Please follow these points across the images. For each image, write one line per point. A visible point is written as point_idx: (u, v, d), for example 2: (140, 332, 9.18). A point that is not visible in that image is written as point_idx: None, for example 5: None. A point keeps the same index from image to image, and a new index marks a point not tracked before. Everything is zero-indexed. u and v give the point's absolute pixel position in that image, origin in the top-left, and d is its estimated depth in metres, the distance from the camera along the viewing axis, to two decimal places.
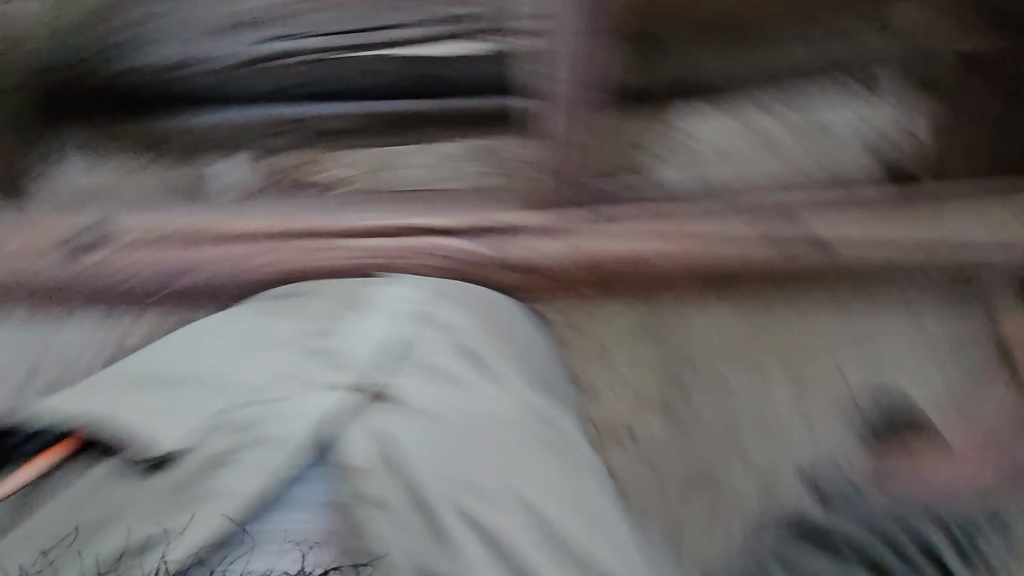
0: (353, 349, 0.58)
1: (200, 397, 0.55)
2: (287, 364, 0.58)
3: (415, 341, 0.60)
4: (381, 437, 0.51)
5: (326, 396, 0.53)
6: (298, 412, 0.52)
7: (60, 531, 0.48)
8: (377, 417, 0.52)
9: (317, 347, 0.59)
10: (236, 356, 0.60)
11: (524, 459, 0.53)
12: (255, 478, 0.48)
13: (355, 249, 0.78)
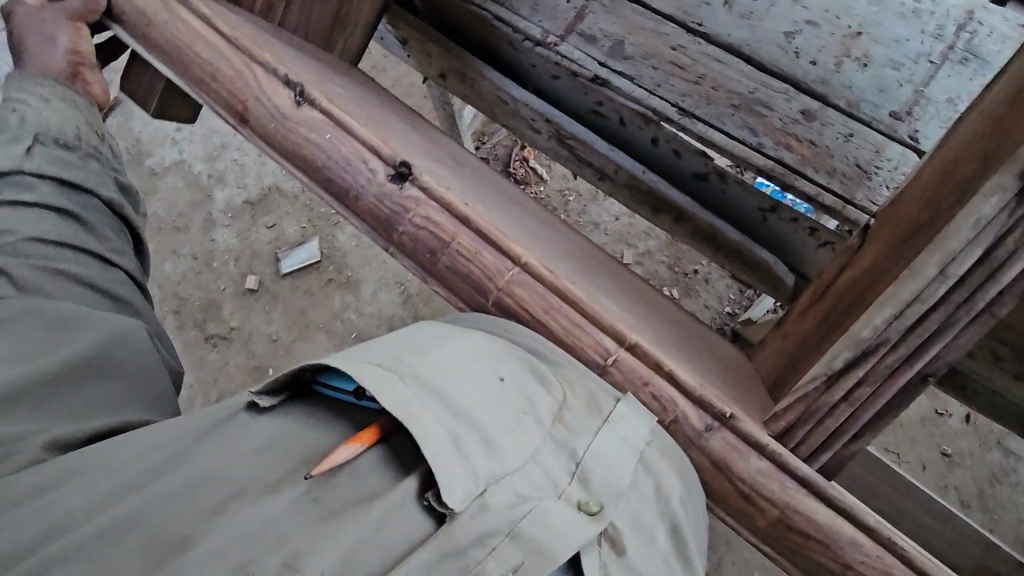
0: (539, 445, 0.40)
1: (474, 353, 0.44)
2: (574, 423, 0.43)
3: (668, 486, 0.43)
4: (658, 525, 0.42)
5: (639, 478, 0.43)
6: (582, 488, 0.40)
7: (253, 465, 0.44)
8: (650, 526, 0.41)
9: (518, 416, 0.41)
10: (475, 381, 0.42)
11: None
12: (553, 538, 0.37)
13: (531, 270, 0.50)
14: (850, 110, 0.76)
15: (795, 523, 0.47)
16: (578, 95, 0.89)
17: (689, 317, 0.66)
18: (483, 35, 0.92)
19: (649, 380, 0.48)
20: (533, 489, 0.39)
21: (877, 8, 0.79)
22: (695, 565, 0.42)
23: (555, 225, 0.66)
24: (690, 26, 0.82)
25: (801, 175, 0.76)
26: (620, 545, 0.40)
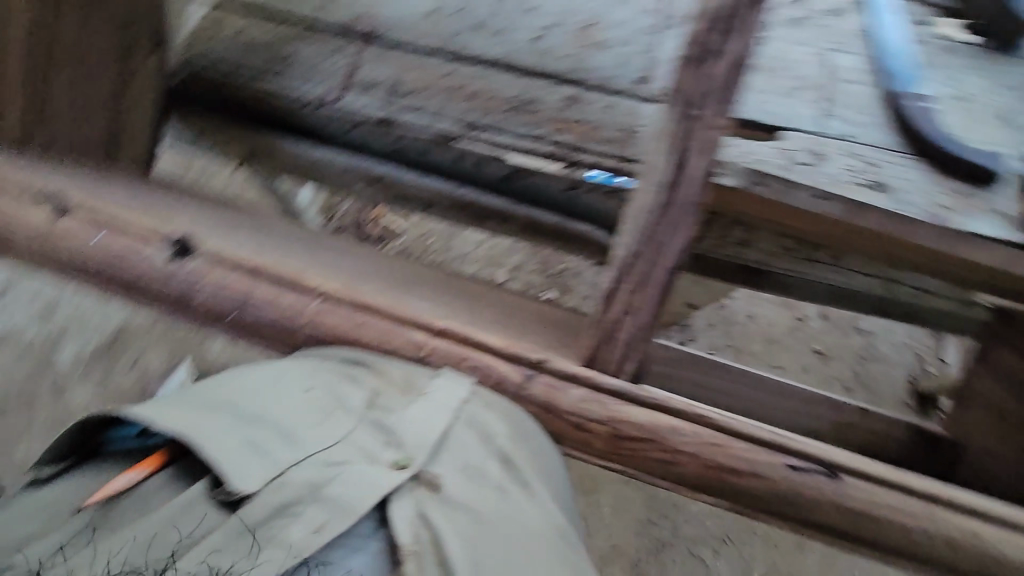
0: (351, 430, 0.41)
1: (279, 376, 0.44)
2: (388, 405, 0.44)
3: (491, 425, 0.45)
4: (484, 461, 0.42)
5: (458, 431, 0.43)
6: (395, 450, 0.40)
7: (34, 525, 0.37)
8: (476, 464, 0.41)
9: (326, 411, 0.42)
10: (279, 390, 0.42)
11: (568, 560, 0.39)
12: (358, 495, 0.36)
13: (330, 293, 0.53)
14: (605, 87, 0.89)
15: (625, 431, 0.49)
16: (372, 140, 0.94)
17: (513, 296, 0.69)
18: (265, 114, 0.96)
19: (466, 352, 0.51)
20: (340, 458, 0.38)
21: (597, 4, 0.93)
22: (531, 487, 0.42)
23: (368, 254, 0.69)
24: (453, 55, 0.92)
25: (583, 150, 0.87)
26: (438, 489, 0.39)
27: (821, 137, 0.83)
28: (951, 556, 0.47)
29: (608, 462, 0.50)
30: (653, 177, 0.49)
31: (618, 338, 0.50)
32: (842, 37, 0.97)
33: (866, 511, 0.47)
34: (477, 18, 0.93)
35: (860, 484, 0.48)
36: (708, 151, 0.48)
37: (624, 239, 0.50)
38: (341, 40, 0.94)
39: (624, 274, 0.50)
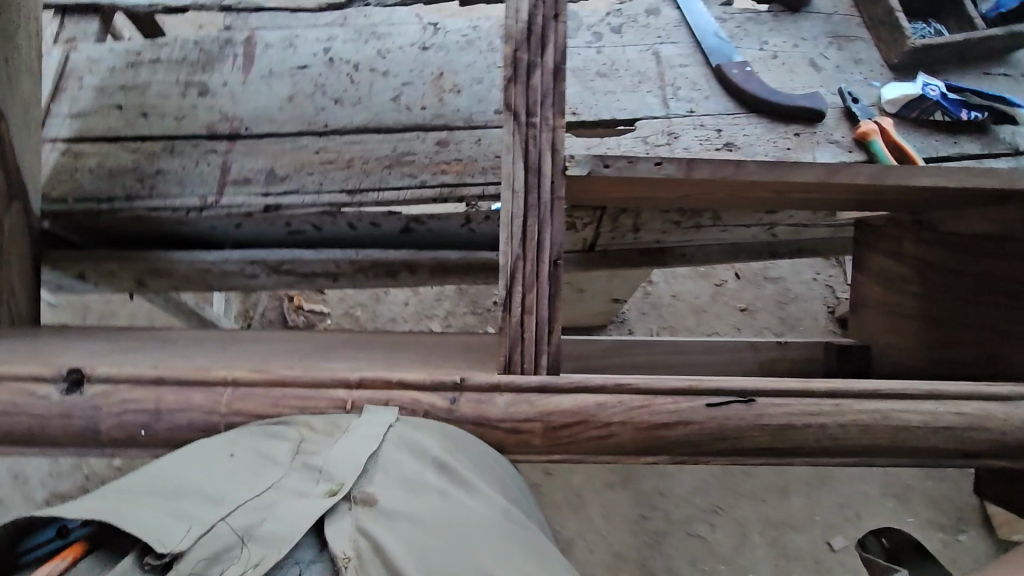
0: (277, 477, 0.41)
1: (198, 448, 0.44)
2: (313, 446, 0.43)
3: (426, 439, 0.44)
4: (422, 469, 0.42)
5: (391, 453, 0.43)
6: (325, 482, 0.40)
7: None
8: (413, 472, 0.42)
9: (249, 467, 0.42)
10: (198, 460, 0.42)
11: (518, 535, 0.41)
12: (291, 528, 0.37)
13: (240, 380, 0.52)
14: (470, 124, 0.96)
15: (557, 421, 0.51)
16: (264, 228, 0.95)
17: (438, 338, 0.70)
18: (147, 229, 0.94)
19: (391, 396, 0.50)
20: (268, 501, 0.39)
21: (443, 52, 1.00)
22: (472, 483, 0.42)
23: (286, 341, 0.69)
24: (321, 130, 0.95)
25: (465, 185, 0.92)
26: (374, 506, 0.39)
27: (670, 119, 0.96)
28: (872, 441, 0.52)
29: (552, 455, 0.52)
30: (513, 184, 0.54)
31: (526, 336, 0.53)
32: (664, 28, 1.03)
33: (788, 424, 0.51)
34: (336, 91, 0.97)
35: (777, 405, 0.51)
36: (553, 149, 0.54)
37: (505, 244, 0.54)
38: (206, 143, 0.95)
39: (514, 277, 0.53)
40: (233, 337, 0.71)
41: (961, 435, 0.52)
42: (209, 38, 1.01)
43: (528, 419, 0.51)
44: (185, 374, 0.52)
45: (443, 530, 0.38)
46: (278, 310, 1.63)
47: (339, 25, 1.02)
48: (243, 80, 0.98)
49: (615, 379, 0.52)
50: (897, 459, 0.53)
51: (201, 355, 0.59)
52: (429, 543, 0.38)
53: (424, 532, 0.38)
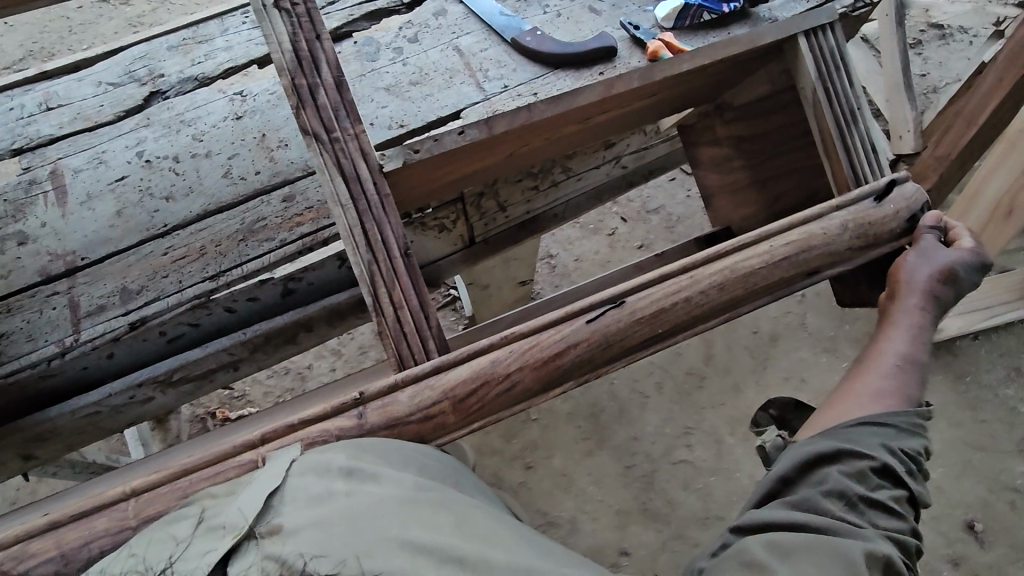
0: (191, 543, 0.48)
1: (101, 566, 0.48)
2: (218, 509, 0.50)
3: (323, 459, 0.51)
4: (329, 482, 0.50)
5: (297, 481, 0.50)
6: (232, 529, 0.47)
7: None
8: (311, 492, 0.49)
9: (171, 542, 0.48)
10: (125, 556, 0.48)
11: (412, 505, 0.49)
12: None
13: (133, 490, 0.54)
14: (308, 170, 0.97)
15: (460, 392, 0.56)
16: (140, 347, 0.91)
17: (337, 383, 0.74)
18: (14, 395, 0.87)
19: (297, 436, 0.55)
20: (186, 569, 0.46)
21: (257, 114, 1.00)
22: (379, 475, 0.50)
23: (199, 442, 0.68)
24: (163, 230, 0.92)
25: (324, 227, 0.94)
26: (281, 530, 0.47)
27: (490, 99, 0.98)
28: (725, 298, 0.61)
29: (470, 424, 0.57)
30: (341, 200, 0.61)
31: (406, 330, 0.60)
32: (456, 25, 1.07)
33: (659, 310, 0.59)
34: (164, 189, 0.94)
35: (644, 298, 0.59)
36: (364, 154, 0.62)
37: (355, 256, 0.60)
38: (45, 288, 0.89)
39: (375, 280, 0.60)
40: (138, 463, 0.68)
41: (795, 260, 0.62)
42: (9, 185, 0.94)
43: (435, 401, 0.56)
44: (99, 506, 0.53)
45: (341, 526, 0.47)
46: (204, 429, 1.54)
47: (143, 125, 0.99)
48: (62, 213, 0.93)
49: (496, 335, 0.59)
50: (751, 299, 0.62)
51: (103, 489, 0.56)
52: (330, 539, 0.46)
53: (327, 531, 0.46)
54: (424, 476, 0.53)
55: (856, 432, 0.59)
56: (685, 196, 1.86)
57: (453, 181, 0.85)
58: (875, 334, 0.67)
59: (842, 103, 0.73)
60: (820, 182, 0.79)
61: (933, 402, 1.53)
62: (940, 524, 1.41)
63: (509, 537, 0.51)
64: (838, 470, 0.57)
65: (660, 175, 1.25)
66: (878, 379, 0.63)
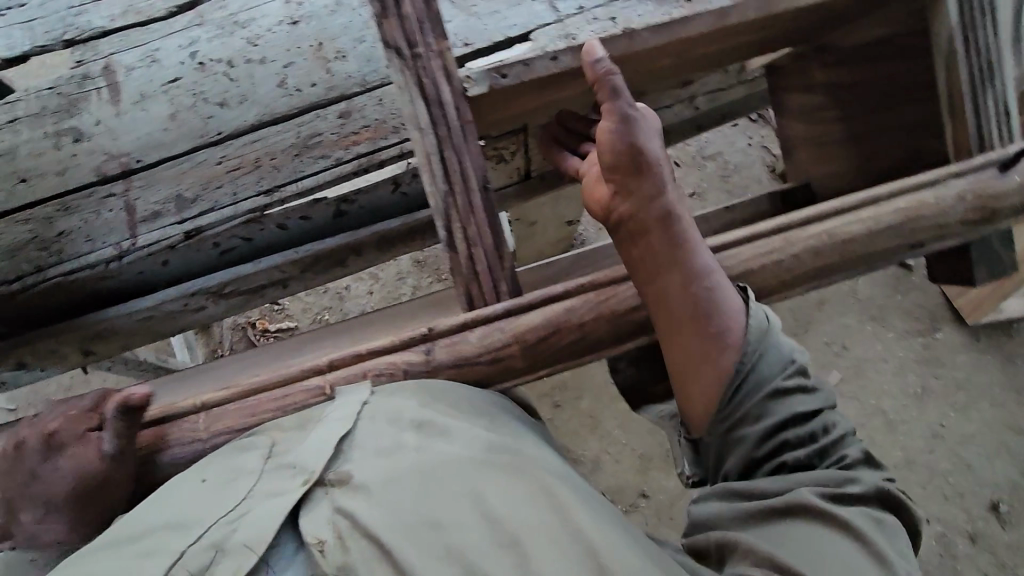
0: (261, 483, 0.50)
1: (173, 484, 0.52)
2: (287, 446, 0.52)
3: (393, 407, 0.53)
4: (399, 434, 0.52)
5: (367, 428, 0.52)
6: (303, 472, 0.50)
7: None
8: (383, 444, 0.51)
9: (240, 477, 0.51)
10: (201, 487, 0.51)
11: (482, 467, 0.50)
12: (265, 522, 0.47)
13: (208, 404, 0.58)
14: (366, 87, 0.92)
15: (533, 338, 0.58)
16: (196, 256, 0.92)
17: (394, 308, 0.73)
18: (80, 292, 0.90)
19: (364, 368, 0.57)
20: (256, 502, 0.49)
21: (316, 21, 0.93)
22: (449, 434, 0.51)
23: (263, 359, 0.69)
24: (216, 139, 0.90)
25: (380, 150, 0.91)
26: (349, 481, 0.49)
27: (563, 21, 0.89)
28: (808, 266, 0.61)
29: (536, 371, 0.59)
30: (420, 122, 0.58)
31: (479, 271, 0.59)
32: None
33: (747, 271, 0.61)
34: (217, 95, 0.90)
35: (733, 258, 0.61)
36: (447, 77, 0.58)
37: (430, 184, 0.58)
38: (101, 188, 0.88)
39: (449, 213, 0.58)
40: (196, 370, 0.72)
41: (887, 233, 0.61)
42: (62, 77, 0.90)
43: (506, 344, 0.58)
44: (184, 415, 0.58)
45: (409, 484, 0.49)
46: (245, 339, 1.59)
47: (197, 24, 0.93)
48: (115, 111, 0.90)
49: (573, 283, 0.60)
50: (837, 271, 0.62)
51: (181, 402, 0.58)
52: (403, 497, 0.48)
53: (395, 489, 0.48)
54: (492, 434, 0.54)
55: (739, 401, 0.59)
56: (747, 145, 1.76)
57: (528, 110, 0.80)
58: (652, 266, 0.58)
59: (980, 57, 0.66)
60: (929, 142, 0.72)
61: (977, 382, 1.49)
62: (962, 502, 1.41)
63: (585, 507, 0.50)
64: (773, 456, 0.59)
65: (732, 120, 1.17)
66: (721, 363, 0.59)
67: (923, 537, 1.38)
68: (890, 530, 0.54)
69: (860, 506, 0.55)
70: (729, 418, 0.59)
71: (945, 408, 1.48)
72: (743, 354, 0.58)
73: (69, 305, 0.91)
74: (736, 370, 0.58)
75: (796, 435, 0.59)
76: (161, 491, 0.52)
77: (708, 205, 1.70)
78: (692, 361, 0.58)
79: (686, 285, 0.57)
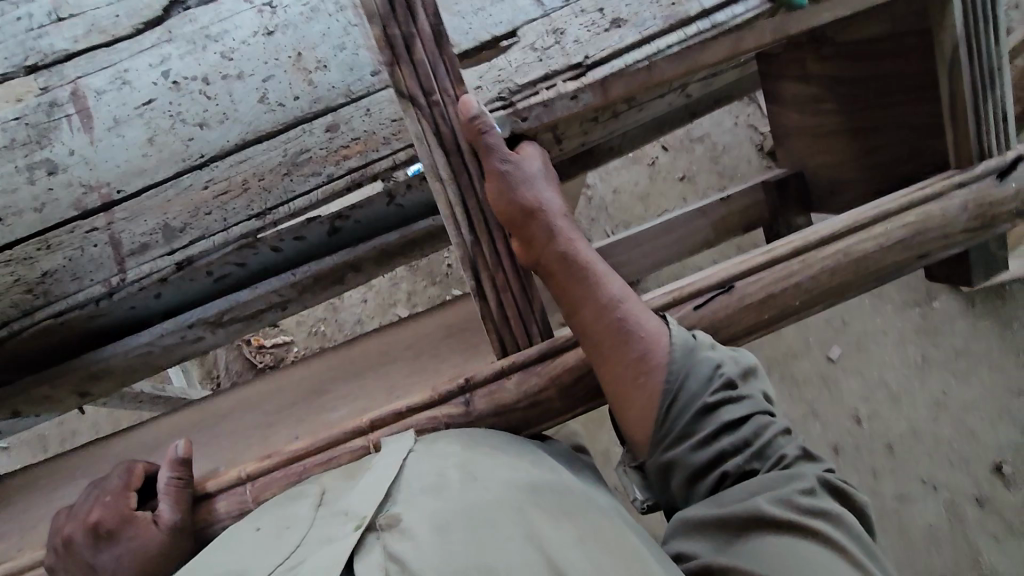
0: (314, 534, 0.49)
1: (227, 539, 0.52)
2: (337, 495, 0.52)
3: (441, 448, 0.54)
4: (447, 474, 0.51)
5: (415, 470, 0.52)
6: (357, 517, 0.48)
7: None
8: (435, 482, 0.50)
9: (295, 528, 0.50)
10: (257, 543, 0.50)
11: (532, 503, 0.50)
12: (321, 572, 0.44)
13: (256, 475, 0.59)
14: (352, 97, 0.88)
15: (568, 378, 0.60)
16: (203, 289, 0.90)
17: (410, 340, 0.73)
18: (79, 332, 0.87)
19: (406, 425, 0.59)
20: (309, 552, 0.47)
21: (292, 31, 0.88)
22: (495, 472, 0.52)
23: (288, 401, 0.70)
24: (199, 162, 0.86)
25: (372, 162, 0.87)
26: (399, 524, 0.47)
27: (550, 16, 0.82)
28: (825, 284, 0.62)
29: (573, 410, 0.61)
30: (441, 173, 0.58)
31: (508, 316, 0.60)
32: None
33: (767, 295, 0.62)
34: (196, 115, 0.86)
35: (754, 282, 0.62)
36: (459, 120, 0.56)
37: (456, 238, 0.59)
38: (83, 223, 0.84)
39: (476, 264, 0.59)
40: (221, 414, 0.72)
41: (898, 245, 0.63)
42: (28, 106, 0.85)
43: (542, 388, 0.60)
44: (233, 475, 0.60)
45: (461, 526, 0.46)
46: (242, 358, 1.56)
47: (166, 40, 0.87)
48: (89, 140, 0.85)
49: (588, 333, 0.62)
50: (852, 281, 0.63)
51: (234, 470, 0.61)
52: (459, 536, 0.45)
53: (448, 531, 0.46)
54: (537, 471, 0.54)
55: (671, 422, 0.57)
56: (734, 126, 1.75)
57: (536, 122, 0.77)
58: (571, 303, 0.60)
59: (981, 62, 0.64)
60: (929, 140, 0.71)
61: (974, 348, 1.50)
62: (968, 467, 1.43)
63: (635, 546, 0.50)
64: (722, 472, 0.56)
65: (724, 105, 1.15)
66: (660, 387, 0.57)
67: (932, 504, 1.41)
68: (851, 528, 0.53)
69: (820, 503, 0.53)
70: (664, 439, 0.58)
71: (945, 374, 1.49)
72: (668, 373, 0.57)
73: (63, 345, 0.88)
74: (664, 389, 0.57)
75: (728, 444, 0.56)
76: (212, 550, 0.52)
77: (700, 190, 1.70)
78: (621, 390, 0.58)
79: (603, 314, 0.59)
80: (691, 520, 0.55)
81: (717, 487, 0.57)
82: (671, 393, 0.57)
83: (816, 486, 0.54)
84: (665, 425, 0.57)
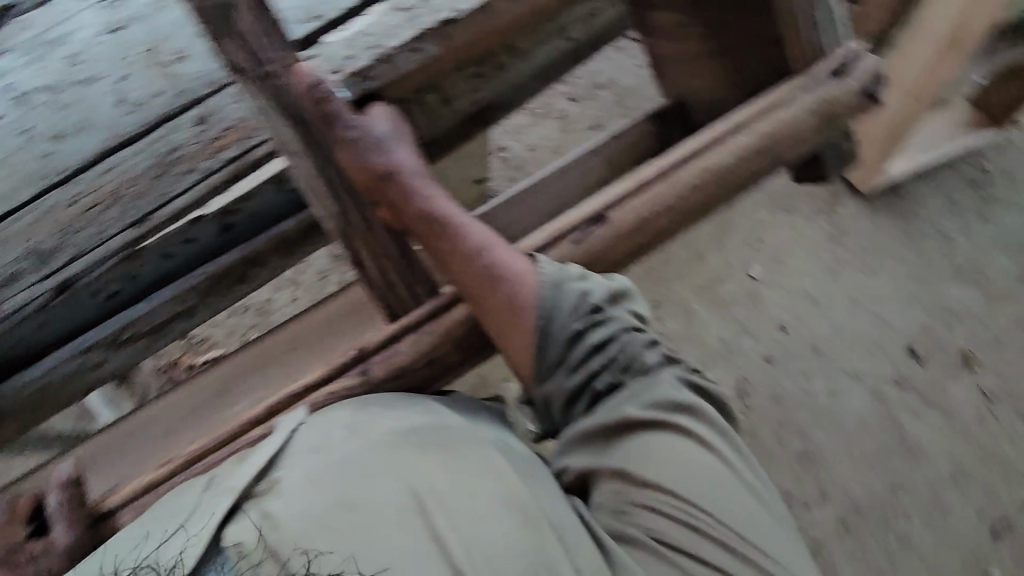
0: (199, 507, 0.52)
1: (120, 539, 0.53)
2: (225, 472, 0.55)
3: (333, 414, 0.58)
4: (328, 436, 0.56)
5: (303, 435, 0.57)
6: (234, 489, 0.53)
7: None
8: (318, 444, 0.55)
9: (185, 506, 0.53)
10: (149, 522, 0.54)
11: (400, 450, 0.56)
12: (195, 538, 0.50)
13: (156, 483, 0.60)
14: (216, 85, 0.83)
15: (460, 331, 0.64)
16: (91, 311, 0.85)
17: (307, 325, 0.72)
18: None
19: (305, 400, 0.62)
20: (189, 528, 0.51)
21: (143, 27, 0.84)
22: (371, 428, 0.57)
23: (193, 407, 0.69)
24: (62, 177, 0.80)
25: (249, 150, 0.82)
26: (275, 486, 0.53)
27: None
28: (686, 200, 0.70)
29: (466, 361, 0.66)
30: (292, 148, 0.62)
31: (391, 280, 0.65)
32: None
33: (640, 220, 0.69)
34: (52, 128, 0.80)
35: (625, 208, 0.69)
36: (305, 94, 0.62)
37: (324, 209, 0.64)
38: None
39: (349, 233, 0.64)
40: (124, 433, 0.69)
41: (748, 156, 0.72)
42: None
43: (435, 345, 0.64)
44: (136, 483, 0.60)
45: (329, 479, 0.53)
46: (172, 379, 1.51)
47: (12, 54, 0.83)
48: None
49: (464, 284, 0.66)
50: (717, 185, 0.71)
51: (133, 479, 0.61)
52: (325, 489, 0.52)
53: (315, 485, 0.52)
54: (412, 421, 0.59)
55: (547, 352, 0.64)
56: (635, 67, 1.76)
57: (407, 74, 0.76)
58: (441, 257, 0.66)
59: None
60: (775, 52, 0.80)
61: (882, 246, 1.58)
62: None
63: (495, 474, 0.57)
64: (596, 389, 0.64)
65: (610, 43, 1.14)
66: (532, 323, 0.63)
67: None
68: (712, 418, 0.63)
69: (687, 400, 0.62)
70: (544, 369, 0.64)
71: None
72: (537, 307, 0.63)
73: None
74: (537, 323, 0.63)
75: (598, 364, 0.63)
76: (110, 541, 0.54)
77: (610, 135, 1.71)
78: (498, 330, 0.63)
79: (470, 263, 0.64)
80: (577, 434, 0.64)
81: (595, 403, 0.64)
82: (542, 326, 0.63)
83: (682, 386, 0.64)
84: (542, 355, 0.64)
